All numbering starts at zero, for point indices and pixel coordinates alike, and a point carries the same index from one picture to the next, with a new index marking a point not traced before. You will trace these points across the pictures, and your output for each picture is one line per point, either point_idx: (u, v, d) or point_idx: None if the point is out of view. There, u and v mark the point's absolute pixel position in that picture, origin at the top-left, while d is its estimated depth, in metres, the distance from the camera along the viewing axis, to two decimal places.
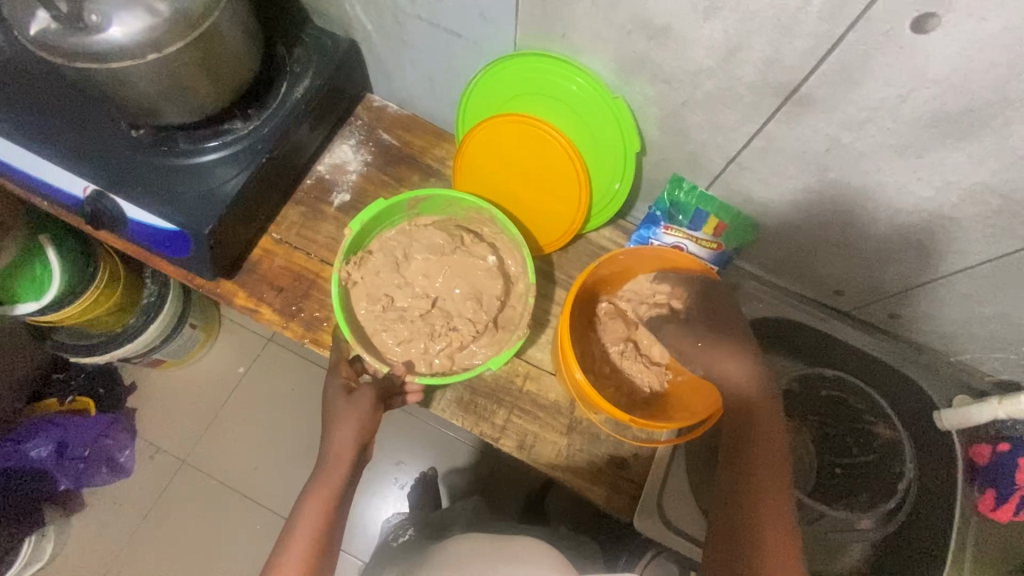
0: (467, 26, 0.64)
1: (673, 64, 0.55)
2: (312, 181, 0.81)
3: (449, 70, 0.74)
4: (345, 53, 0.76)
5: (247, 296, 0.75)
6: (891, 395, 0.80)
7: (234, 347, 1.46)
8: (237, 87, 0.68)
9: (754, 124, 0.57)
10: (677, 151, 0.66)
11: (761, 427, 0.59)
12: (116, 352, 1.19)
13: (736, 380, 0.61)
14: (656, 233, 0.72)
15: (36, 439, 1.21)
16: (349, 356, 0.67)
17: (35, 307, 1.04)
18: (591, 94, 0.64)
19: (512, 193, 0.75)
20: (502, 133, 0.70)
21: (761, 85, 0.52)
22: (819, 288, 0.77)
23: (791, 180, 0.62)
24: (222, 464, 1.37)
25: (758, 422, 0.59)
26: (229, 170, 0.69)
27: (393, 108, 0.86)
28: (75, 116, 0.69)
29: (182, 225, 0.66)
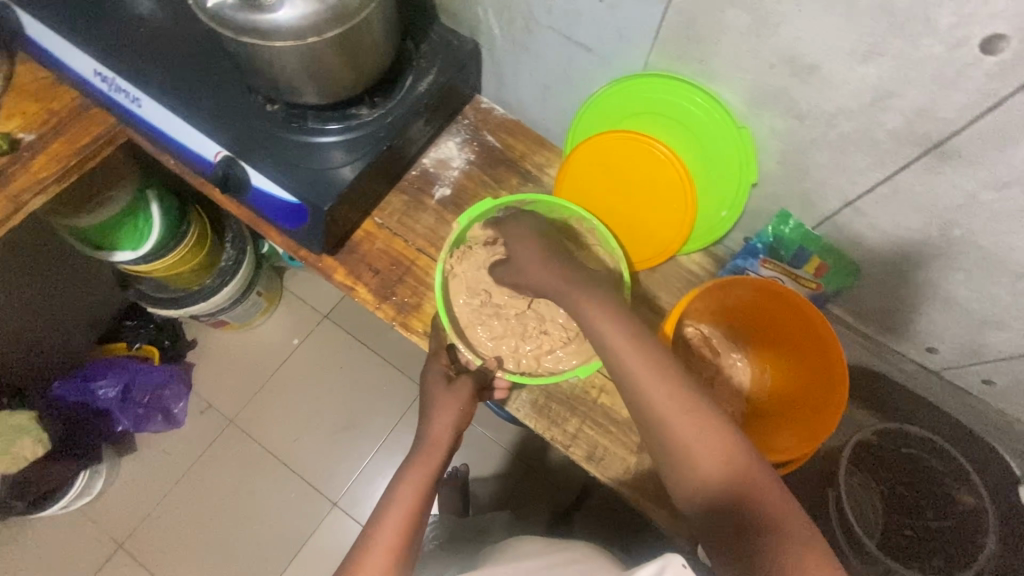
0: (601, 42, 0.66)
1: (813, 102, 0.55)
2: (416, 172, 0.84)
3: (568, 82, 0.76)
4: (469, 54, 0.79)
5: (345, 273, 0.78)
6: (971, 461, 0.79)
7: (293, 319, 1.51)
8: (371, 76, 0.72)
9: (886, 171, 0.57)
10: (791, 188, 0.66)
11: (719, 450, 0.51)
12: (191, 308, 1.24)
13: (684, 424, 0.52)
14: (753, 265, 0.72)
15: (104, 379, 1.26)
16: (445, 343, 0.73)
17: (130, 257, 1.09)
18: (715, 121, 0.65)
19: (612, 207, 0.77)
20: (615, 148, 0.72)
21: (905, 132, 0.53)
22: (910, 344, 0.75)
23: (910, 231, 0.61)
24: (268, 430, 1.41)
25: (725, 455, 0.51)
26: (351, 152, 0.73)
27: (499, 111, 0.89)
28: (217, 85, 0.74)
29: (304, 198, 0.70)
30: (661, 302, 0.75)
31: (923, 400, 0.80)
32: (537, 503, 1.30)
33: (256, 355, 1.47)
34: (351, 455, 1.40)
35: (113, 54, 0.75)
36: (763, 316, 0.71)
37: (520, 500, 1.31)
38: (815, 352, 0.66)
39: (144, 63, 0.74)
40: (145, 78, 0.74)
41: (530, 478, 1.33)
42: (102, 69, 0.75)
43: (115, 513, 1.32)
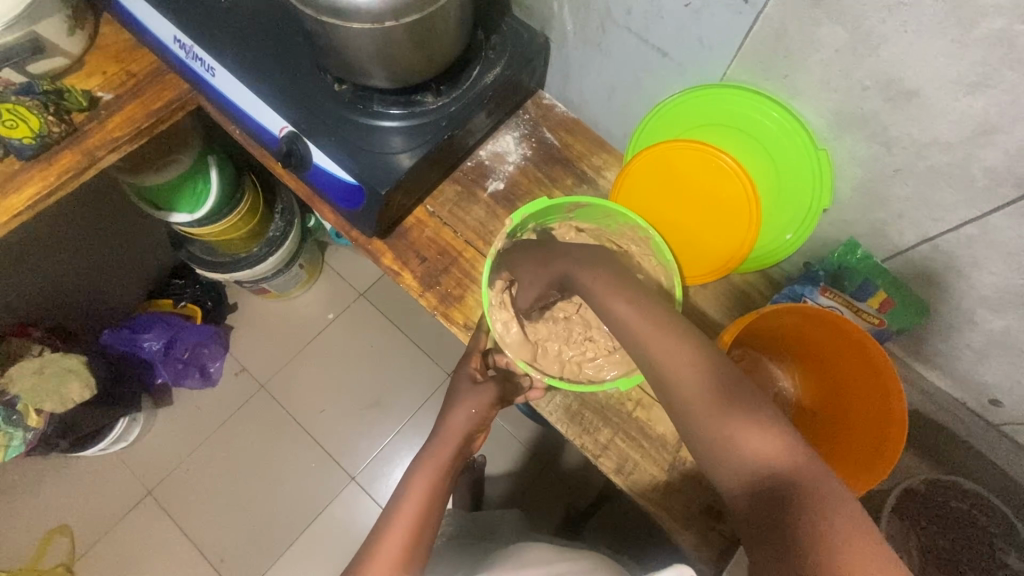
0: (679, 47, 0.64)
1: (904, 130, 0.52)
2: (471, 163, 0.84)
3: (638, 85, 0.74)
4: (538, 48, 0.78)
5: (393, 258, 0.78)
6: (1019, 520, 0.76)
7: (332, 294, 1.54)
8: (439, 64, 0.72)
9: (976, 211, 0.53)
10: (864, 217, 0.63)
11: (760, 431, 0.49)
12: (237, 274, 1.28)
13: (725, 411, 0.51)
14: (812, 293, 0.68)
15: (150, 333, 1.31)
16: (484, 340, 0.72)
17: (186, 219, 1.12)
18: (791, 140, 0.62)
19: (669, 217, 0.75)
20: (680, 158, 0.69)
21: (1004, 171, 0.49)
22: (973, 393, 0.71)
23: (993, 276, 0.57)
24: (297, 400, 1.45)
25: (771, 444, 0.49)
26: (411, 138, 0.73)
27: (561, 108, 0.87)
28: (288, 61, 0.75)
29: (361, 179, 0.71)
30: (710, 320, 0.73)
31: (980, 454, 0.75)
32: (552, 504, 1.29)
33: (291, 326, 1.51)
34: (374, 433, 1.42)
35: (192, 22, 0.76)
36: (813, 342, 0.69)
37: (533, 501, 1.30)
38: (867, 384, 0.64)
39: (220, 33, 0.76)
40: (220, 48, 0.75)
41: (544, 479, 1.32)
42: (181, 36, 0.77)
43: (148, 462, 1.38)
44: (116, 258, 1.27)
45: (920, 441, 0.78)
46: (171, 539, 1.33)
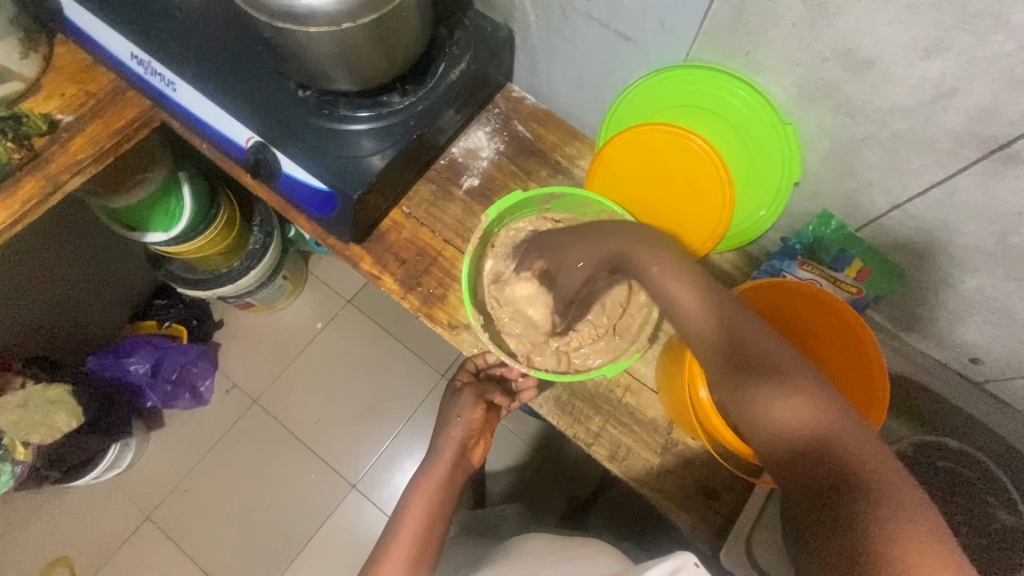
0: (641, 31, 0.64)
1: (866, 99, 0.53)
2: (445, 162, 0.83)
3: (605, 71, 0.74)
4: (502, 41, 0.77)
5: (372, 262, 0.78)
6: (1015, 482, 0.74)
7: (319, 303, 1.52)
8: (403, 63, 0.71)
9: (941, 173, 0.54)
10: (834, 188, 0.64)
11: (854, 458, 0.45)
12: (218, 289, 1.26)
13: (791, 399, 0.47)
14: (790, 267, 0.70)
15: (135, 355, 1.30)
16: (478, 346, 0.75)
17: (162, 238, 1.11)
18: (758, 117, 0.62)
19: (644, 202, 0.75)
20: (652, 142, 0.69)
21: (965, 133, 0.49)
22: (954, 354, 0.72)
23: (963, 239, 0.58)
24: (292, 412, 1.43)
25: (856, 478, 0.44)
26: (380, 141, 0.72)
27: (531, 100, 0.87)
28: (250, 70, 0.74)
29: (332, 185, 0.70)
30: None
31: (965, 415, 0.76)
32: (554, 495, 1.30)
33: (280, 339, 1.49)
34: (371, 439, 1.42)
35: (149, 37, 0.75)
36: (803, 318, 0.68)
37: (534, 495, 1.30)
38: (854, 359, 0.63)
39: (178, 46, 0.75)
40: (179, 61, 0.74)
41: (544, 471, 1.33)
42: (139, 52, 0.76)
43: (144, 486, 1.36)
44: (94, 284, 1.25)
45: (906, 405, 0.79)
46: (172, 562, 1.31)
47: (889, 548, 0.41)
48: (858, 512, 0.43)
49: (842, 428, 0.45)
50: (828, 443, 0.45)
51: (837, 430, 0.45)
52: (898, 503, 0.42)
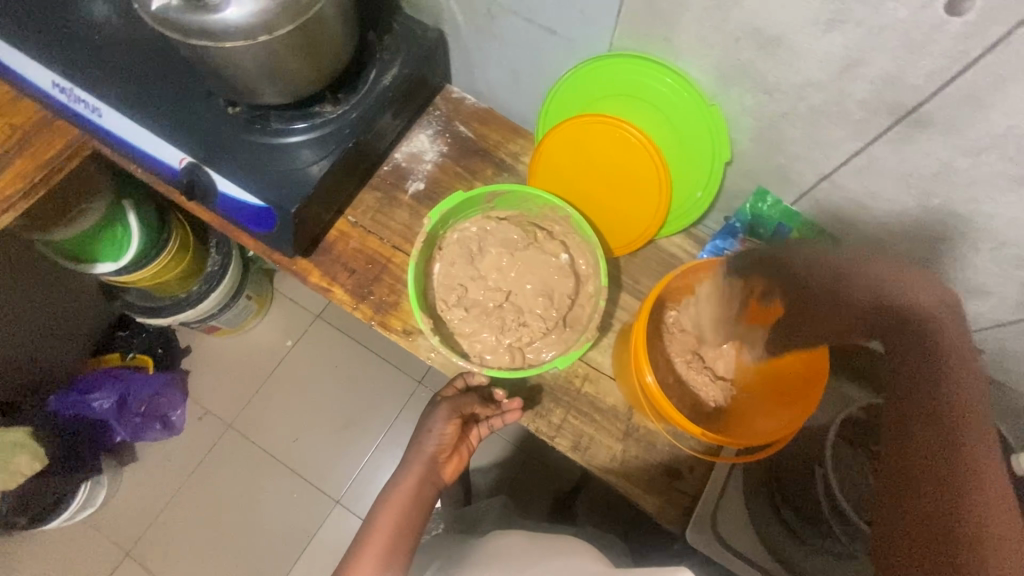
0: (564, 24, 0.64)
1: (780, 75, 0.54)
2: (388, 168, 0.83)
3: (536, 66, 0.74)
4: (434, 43, 0.77)
5: (320, 275, 0.77)
6: None
7: (286, 321, 1.50)
8: (331, 72, 0.70)
9: (860, 142, 0.55)
10: (765, 165, 0.65)
11: (961, 384, 0.49)
12: (179, 316, 1.24)
13: (918, 294, 0.53)
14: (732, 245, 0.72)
15: (99, 392, 1.26)
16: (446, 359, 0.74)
17: (112, 268, 1.08)
18: (685, 102, 0.63)
19: (586, 193, 0.75)
20: (587, 133, 0.70)
21: (875, 102, 0.51)
22: None
23: (889, 205, 0.60)
24: (267, 434, 1.41)
25: (953, 400, 0.48)
26: (317, 151, 0.71)
27: (471, 100, 0.87)
28: (177, 90, 0.72)
29: (269, 201, 0.69)
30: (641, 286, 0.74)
31: None
32: (538, 491, 1.30)
33: (248, 360, 1.47)
34: (350, 453, 1.40)
35: (69, 63, 0.73)
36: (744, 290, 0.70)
37: (518, 492, 1.30)
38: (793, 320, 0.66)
39: (100, 70, 0.73)
40: (102, 85, 0.72)
41: (526, 467, 1.33)
42: (61, 80, 0.73)
43: (120, 523, 1.33)
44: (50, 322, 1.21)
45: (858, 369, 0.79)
46: None
47: (966, 457, 0.46)
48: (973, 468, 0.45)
49: (950, 356, 0.50)
50: (940, 357, 0.50)
51: (942, 353, 0.50)
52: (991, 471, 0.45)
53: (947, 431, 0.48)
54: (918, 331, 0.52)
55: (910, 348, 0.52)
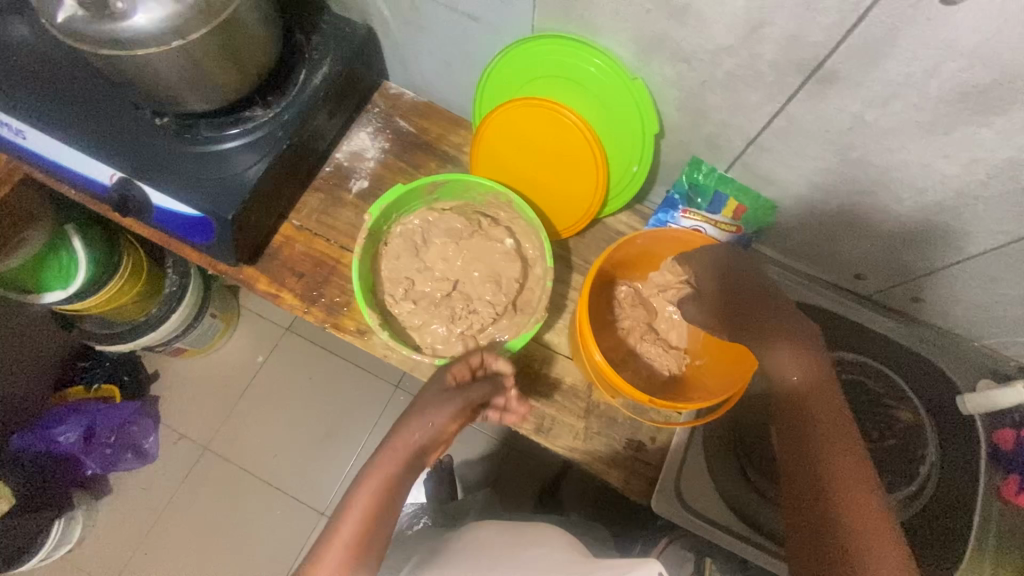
0: (485, 9, 0.65)
1: (694, 43, 0.55)
2: (330, 169, 0.82)
3: (466, 55, 0.74)
4: (363, 39, 0.77)
5: (268, 282, 0.76)
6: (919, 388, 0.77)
7: (254, 336, 1.46)
8: (257, 74, 0.69)
9: (777, 103, 0.56)
10: (695, 134, 0.66)
11: (835, 436, 0.49)
12: (140, 341, 1.18)
13: (787, 368, 0.53)
14: (674, 218, 0.72)
15: (63, 425, 1.23)
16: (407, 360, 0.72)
17: (61, 296, 1.03)
18: (611, 78, 0.64)
19: (528, 177, 0.76)
20: (521, 117, 0.70)
21: (784, 61, 0.52)
22: (840, 271, 0.76)
23: (814, 162, 0.61)
24: (243, 452, 1.38)
25: (834, 454, 0.48)
26: (250, 157, 0.70)
27: (409, 95, 0.87)
28: (101, 105, 0.71)
29: (204, 210, 0.68)
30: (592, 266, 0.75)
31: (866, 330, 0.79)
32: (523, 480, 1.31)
33: (218, 379, 1.43)
34: (332, 463, 1.38)
35: None
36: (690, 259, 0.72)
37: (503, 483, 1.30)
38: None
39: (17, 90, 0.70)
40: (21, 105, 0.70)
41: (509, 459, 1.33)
42: None
43: (98, 557, 1.30)
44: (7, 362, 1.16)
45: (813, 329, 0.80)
46: None
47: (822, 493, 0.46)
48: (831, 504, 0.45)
49: (827, 414, 0.50)
50: (814, 421, 0.50)
51: (821, 411, 0.51)
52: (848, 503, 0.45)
53: (831, 479, 0.46)
54: (802, 402, 0.52)
55: (793, 417, 0.52)
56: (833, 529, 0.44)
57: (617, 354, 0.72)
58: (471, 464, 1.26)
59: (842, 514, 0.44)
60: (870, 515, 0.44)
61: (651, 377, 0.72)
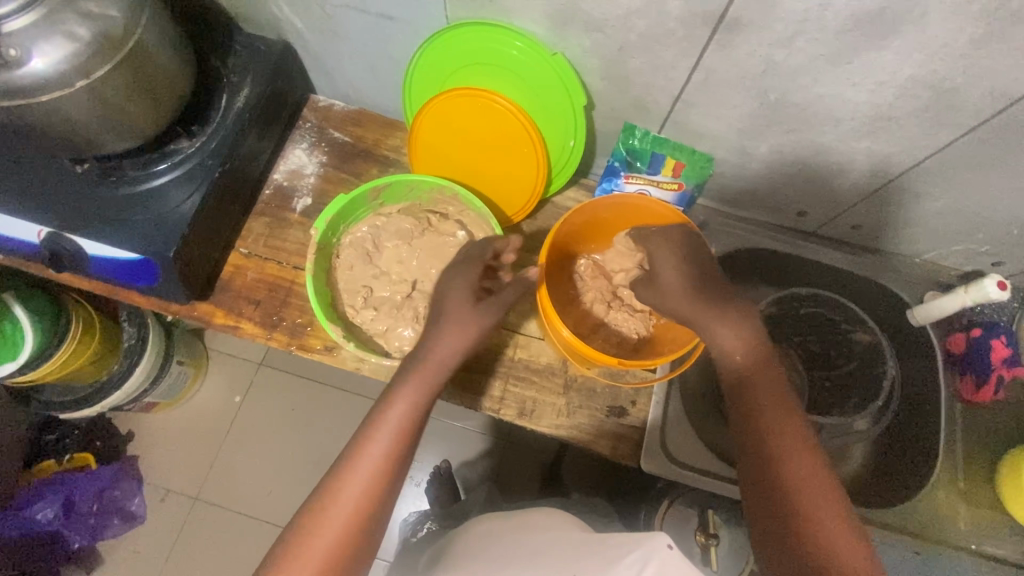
0: (397, 7, 0.65)
1: (603, 10, 0.56)
2: (270, 191, 0.80)
3: (388, 55, 0.73)
4: (281, 55, 0.75)
5: (225, 314, 0.75)
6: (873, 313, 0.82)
7: (227, 377, 1.41)
8: (174, 105, 0.67)
9: (692, 58, 0.58)
10: (623, 99, 0.67)
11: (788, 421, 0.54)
12: (106, 402, 1.13)
13: (738, 351, 0.58)
14: (619, 184, 0.74)
15: (40, 502, 1.18)
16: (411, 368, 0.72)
17: (13, 368, 0.96)
18: (532, 58, 0.65)
19: (471, 168, 0.76)
20: (452, 110, 0.70)
21: (689, 17, 0.53)
22: (784, 211, 0.79)
23: (738, 110, 0.63)
24: (235, 494, 1.33)
25: (784, 429, 0.53)
26: (184, 190, 0.68)
27: (340, 105, 0.86)
28: (17, 160, 0.68)
29: (144, 252, 0.66)
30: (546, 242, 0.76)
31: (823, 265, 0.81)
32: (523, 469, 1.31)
33: (197, 426, 1.37)
34: None
35: None
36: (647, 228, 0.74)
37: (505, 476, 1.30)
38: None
39: None
40: None
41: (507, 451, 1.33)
42: None
43: None
44: None
45: (770, 271, 0.83)
46: None
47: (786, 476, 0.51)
48: (796, 488, 0.50)
49: (770, 394, 0.55)
50: (760, 401, 0.55)
51: (765, 388, 0.56)
52: (807, 485, 0.50)
53: (784, 450, 0.52)
54: (745, 381, 0.57)
55: (744, 400, 0.56)
56: (790, 495, 0.50)
57: (580, 324, 0.74)
58: (469, 463, 1.26)
59: (796, 481, 0.51)
60: (821, 495, 0.50)
61: (618, 345, 0.73)
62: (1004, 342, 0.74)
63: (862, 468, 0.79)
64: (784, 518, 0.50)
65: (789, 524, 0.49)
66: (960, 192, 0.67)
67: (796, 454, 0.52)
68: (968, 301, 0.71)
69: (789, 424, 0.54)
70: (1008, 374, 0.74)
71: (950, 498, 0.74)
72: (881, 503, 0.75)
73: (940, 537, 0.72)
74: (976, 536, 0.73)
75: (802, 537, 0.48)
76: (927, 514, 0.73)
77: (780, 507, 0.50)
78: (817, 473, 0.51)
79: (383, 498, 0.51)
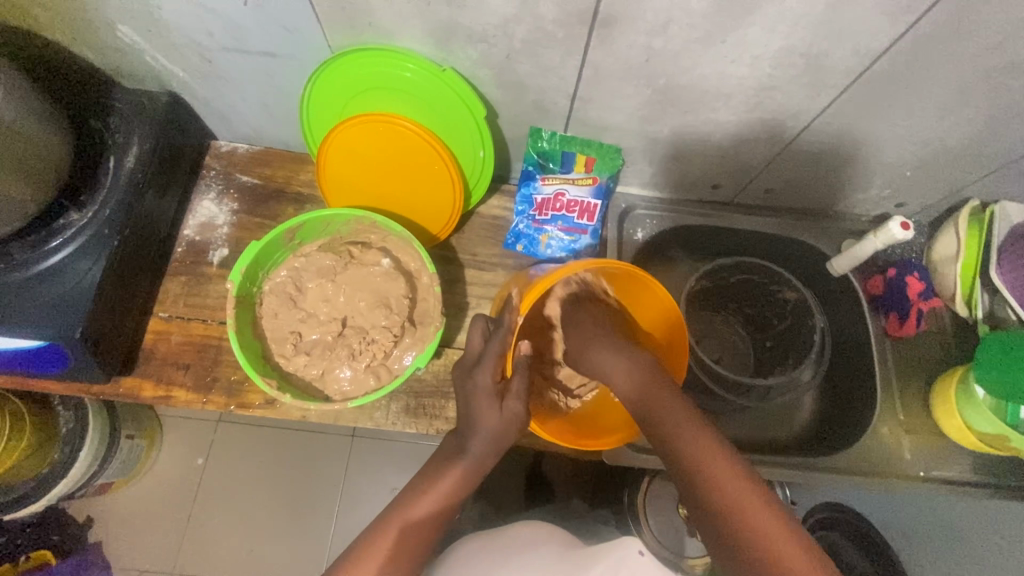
0: (277, 44, 0.63)
1: (481, 22, 0.56)
2: (182, 247, 0.77)
3: (279, 92, 0.71)
4: (168, 106, 0.72)
5: (154, 386, 0.71)
6: (800, 267, 0.85)
7: (186, 438, 1.25)
8: (54, 177, 0.63)
9: (577, 56, 0.59)
10: (523, 103, 0.68)
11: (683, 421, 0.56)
12: (53, 498, 0.97)
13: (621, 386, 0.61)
14: (537, 187, 0.75)
15: None
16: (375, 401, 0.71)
17: None
18: (424, 77, 0.65)
19: (387, 193, 0.75)
20: (356, 138, 0.69)
21: (565, 17, 0.54)
22: (700, 186, 0.81)
23: (633, 99, 0.65)
24: (210, 562, 1.18)
25: (672, 424, 0.56)
26: (83, 263, 0.64)
27: (243, 147, 0.83)
28: None
29: (49, 336, 0.61)
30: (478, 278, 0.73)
31: (752, 233, 0.83)
32: None
33: (162, 497, 1.21)
34: (313, 537, 1.20)
35: None
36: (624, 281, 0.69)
37: None
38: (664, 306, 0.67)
39: None
40: None
41: None
42: None
43: None
44: None
45: (698, 244, 0.85)
46: None
47: (697, 470, 0.54)
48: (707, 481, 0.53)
49: (681, 424, 0.56)
50: (681, 441, 0.55)
51: (678, 425, 0.56)
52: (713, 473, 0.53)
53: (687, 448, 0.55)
54: (664, 440, 0.57)
55: (652, 426, 0.58)
56: (708, 490, 0.53)
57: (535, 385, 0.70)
58: None
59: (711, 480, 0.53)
60: (728, 473, 0.53)
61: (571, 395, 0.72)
62: (917, 279, 0.78)
63: (815, 415, 0.83)
64: (754, 574, 0.49)
65: (717, 522, 0.52)
66: (852, 145, 0.71)
67: (697, 448, 0.55)
68: (880, 245, 0.72)
69: (684, 422, 0.56)
70: (926, 308, 0.78)
71: (894, 432, 0.77)
72: (834, 450, 0.78)
73: (890, 469, 0.75)
74: (923, 463, 0.76)
75: (726, 522, 0.51)
76: (876, 451, 0.76)
77: (744, 564, 0.50)
78: (726, 468, 0.53)
79: (422, 522, 0.56)
